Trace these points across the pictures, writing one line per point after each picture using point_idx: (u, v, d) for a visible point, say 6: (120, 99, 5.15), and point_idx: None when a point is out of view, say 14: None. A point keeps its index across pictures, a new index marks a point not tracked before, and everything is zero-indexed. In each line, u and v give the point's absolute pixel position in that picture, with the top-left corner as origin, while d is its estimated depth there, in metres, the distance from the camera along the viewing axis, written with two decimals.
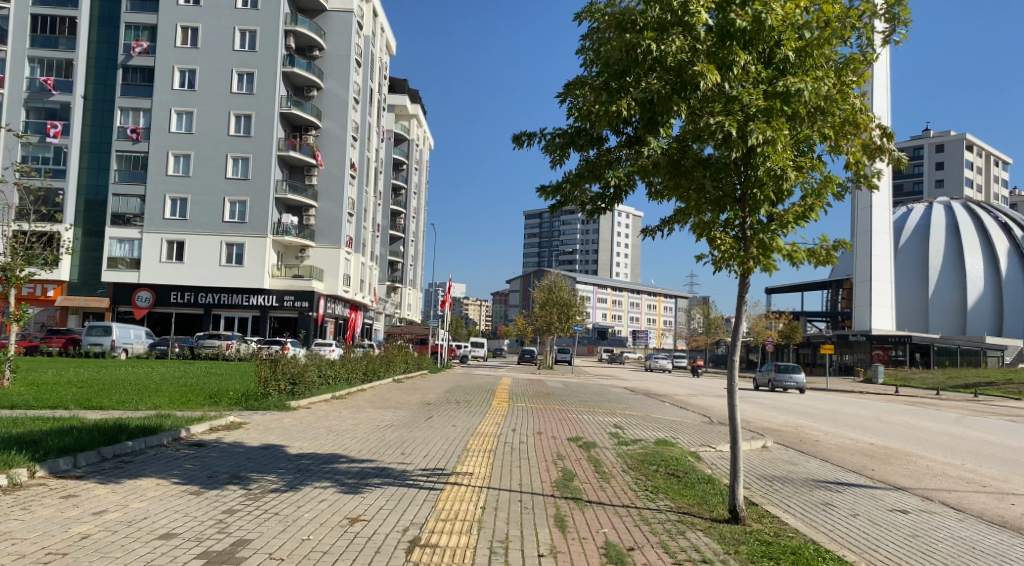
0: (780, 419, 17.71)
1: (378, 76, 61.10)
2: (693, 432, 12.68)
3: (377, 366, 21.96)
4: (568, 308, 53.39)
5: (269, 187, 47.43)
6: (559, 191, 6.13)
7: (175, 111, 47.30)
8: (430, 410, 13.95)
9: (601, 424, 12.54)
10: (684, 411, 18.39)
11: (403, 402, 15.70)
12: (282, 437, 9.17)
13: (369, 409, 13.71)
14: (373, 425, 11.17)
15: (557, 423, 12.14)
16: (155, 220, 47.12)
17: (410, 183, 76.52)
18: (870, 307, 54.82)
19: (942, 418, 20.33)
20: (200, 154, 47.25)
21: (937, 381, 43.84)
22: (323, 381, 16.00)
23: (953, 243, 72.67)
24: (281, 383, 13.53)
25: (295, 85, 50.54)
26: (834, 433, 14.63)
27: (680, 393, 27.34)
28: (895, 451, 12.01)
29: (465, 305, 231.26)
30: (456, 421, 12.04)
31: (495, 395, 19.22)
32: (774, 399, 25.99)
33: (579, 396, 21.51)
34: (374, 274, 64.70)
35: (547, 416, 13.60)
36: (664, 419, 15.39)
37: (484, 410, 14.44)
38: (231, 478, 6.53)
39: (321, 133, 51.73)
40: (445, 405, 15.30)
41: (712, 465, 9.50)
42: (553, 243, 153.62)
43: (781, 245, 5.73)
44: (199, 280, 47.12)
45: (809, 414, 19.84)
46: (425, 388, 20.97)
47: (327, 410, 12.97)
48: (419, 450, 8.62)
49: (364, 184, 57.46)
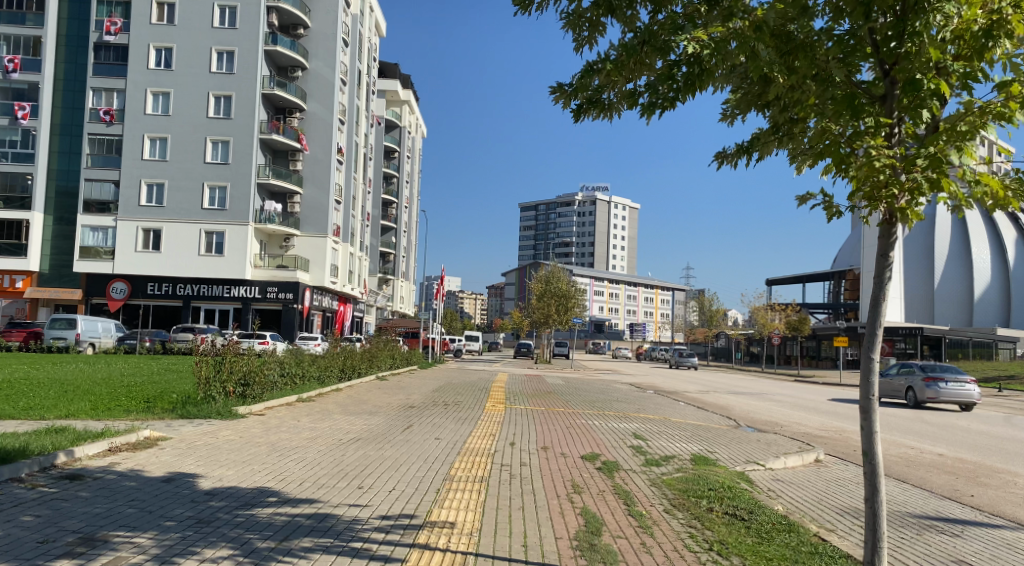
0: (815, 421, 15.47)
1: (367, 57, 58.34)
2: (729, 443, 10.40)
3: (359, 362, 19.64)
4: (566, 299, 51.19)
5: (251, 172, 44.84)
6: (587, 79, 3.82)
7: (151, 92, 44.65)
8: (410, 417, 11.62)
9: (618, 434, 10.25)
10: (704, 413, 16.15)
11: (379, 405, 13.40)
12: (200, 462, 6.80)
13: (335, 415, 11.36)
14: (332, 439, 8.86)
15: (565, 434, 9.86)
16: (130, 207, 44.51)
17: (402, 172, 73.95)
18: (879, 299, 55.14)
19: (990, 418, 18.15)
20: (178, 138, 44.62)
21: None
22: (286, 380, 13.69)
23: (960, 233, 70.54)
24: (229, 384, 11.17)
25: (278, 65, 47.90)
26: (889, 440, 12.38)
27: (689, 390, 25.15)
28: (979, 466, 9.76)
29: (460, 298, 229.68)
30: (440, 432, 9.74)
31: (489, 395, 16.86)
32: (796, 397, 23.79)
33: (583, 395, 19.24)
34: (364, 265, 62.32)
35: (552, 424, 11.29)
36: (688, 423, 13.12)
37: (475, 416, 12.12)
38: (72, 545, 4.15)
39: (306, 116, 49.13)
40: (429, 410, 12.94)
41: (773, 495, 7.18)
42: (549, 234, 151.31)
43: (963, 172, 3.42)
44: (177, 270, 44.65)
45: (843, 414, 17.64)
46: (411, 387, 18.65)
47: (280, 417, 10.62)
48: (385, 482, 6.30)
49: (352, 169, 54.89)
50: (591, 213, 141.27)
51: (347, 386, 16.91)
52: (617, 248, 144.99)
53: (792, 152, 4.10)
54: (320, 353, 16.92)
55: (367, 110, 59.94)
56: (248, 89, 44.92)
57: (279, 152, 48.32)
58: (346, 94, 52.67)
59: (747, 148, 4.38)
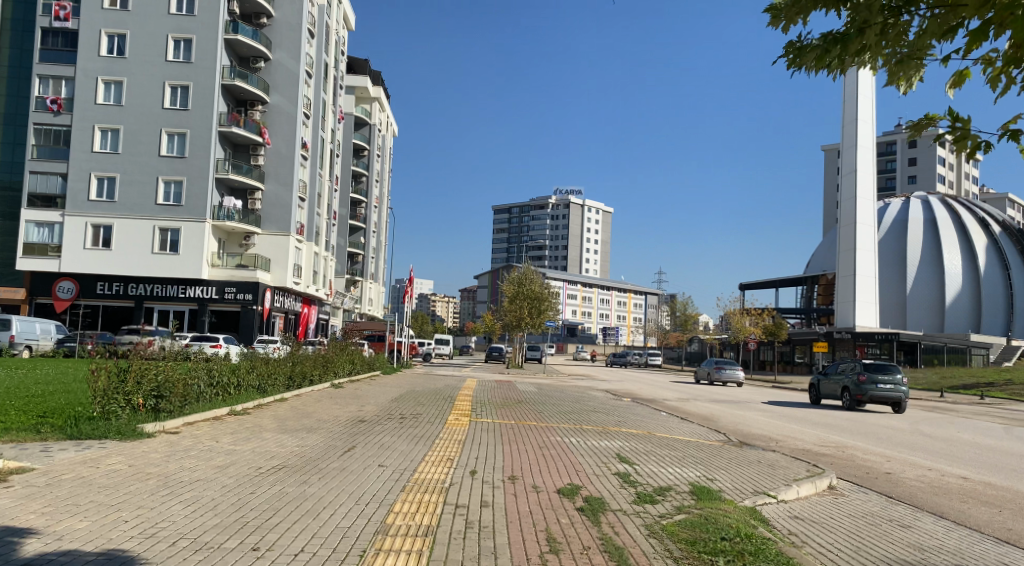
0: (811, 436, 14.21)
1: (334, 50, 56.33)
2: (732, 466, 8.96)
3: (309, 368, 17.78)
4: (541, 302, 49.94)
5: (209, 166, 42.37)
6: None
7: (102, 80, 41.98)
8: (356, 435, 9.91)
9: (601, 457, 8.74)
10: (690, 426, 14.72)
11: (323, 420, 11.63)
12: (43, 511, 4.97)
13: (264, 433, 9.56)
14: (248, 468, 7.08)
15: (537, 458, 8.37)
16: (78, 201, 41.69)
17: (371, 171, 71.90)
18: (854, 303, 54.60)
19: (987, 429, 17.24)
20: (131, 129, 41.94)
21: (931, 382, 41.48)
22: (216, 390, 11.82)
23: (931, 238, 72.06)
24: (142, 395, 9.32)
25: (239, 55, 45.66)
26: (901, 459, 11.13)
27: (669, 397, 23.87)
28: (1013, 494, 8.51)
29: (431, 301, 227.99)
30: (386, 456, 8.05)
31: (453, 405, 15.22)
32: (780, 405, 22.75)
33: (557, 404, 17.66)
34: (331, 265, 60.10)
35: (523, 443, 9.77)
36: (676, 440, 11.60)
37: (434, 432, 10.48)
38: None
39: (268, 109, 46.95)
40: (381, 425, 11.21)
41: (803, 544, 5.67)
42: (523, 237, 150.05)
43: None
44: (129, 269, 41.97)
45: (835, 426, 16.49)
46: (368, 396, 16.90)
47: (194, 437, 8.80)
48: (296, 540, 4.64)
49: (318, 166, 52.68)
50: (564, 216, 140.87)
51: (292, 396, 15.10)
52: (590, 252, 144.42)
53: (893, 67, 3.00)
54: (261, 356, 15.08)
55: (334, 106, 57.88)
56: (207, 79, 42.55)
57: (240, 146, 46.03)
58: (312, 88, 50.58)
59: (838, 48, 3.02)
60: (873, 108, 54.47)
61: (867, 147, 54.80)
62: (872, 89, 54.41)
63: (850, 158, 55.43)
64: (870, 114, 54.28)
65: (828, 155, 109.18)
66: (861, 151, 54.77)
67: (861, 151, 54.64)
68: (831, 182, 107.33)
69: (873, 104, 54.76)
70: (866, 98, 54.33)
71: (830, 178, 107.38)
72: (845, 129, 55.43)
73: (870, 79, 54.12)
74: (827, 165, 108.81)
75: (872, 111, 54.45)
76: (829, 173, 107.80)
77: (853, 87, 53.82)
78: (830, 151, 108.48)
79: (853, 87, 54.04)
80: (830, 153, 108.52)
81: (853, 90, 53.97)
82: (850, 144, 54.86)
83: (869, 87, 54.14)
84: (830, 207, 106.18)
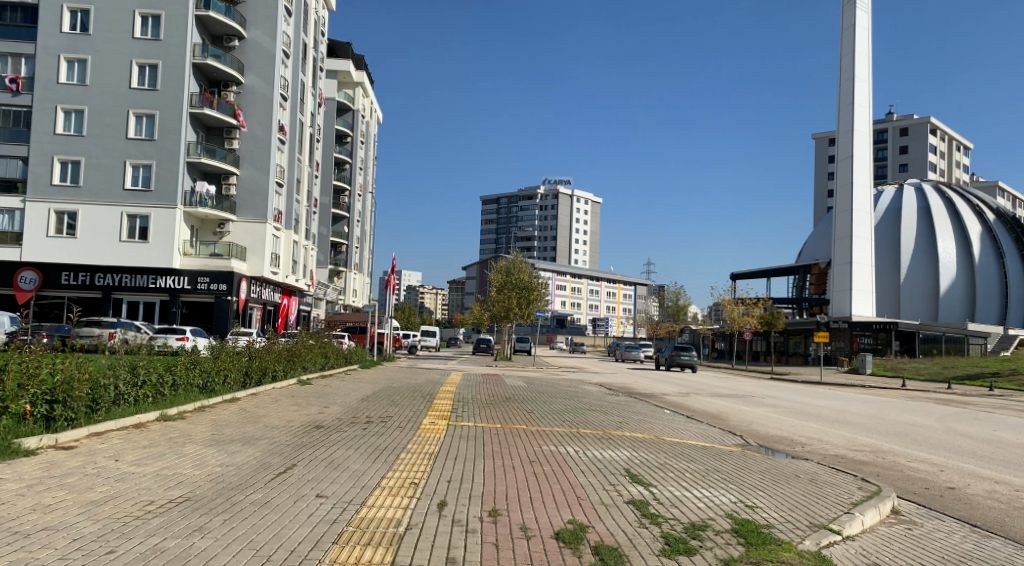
0: (839, 439, 12.60)
1: (313, 30, 53.93)
2: (772, 489, 7.17)
3: (271, 363, 15.79)
4: (529, 292, 48.06)
5: (181, 150, 39.82)
6: None
7: (65, 58, 39.31)
8: (305, 448, 8.02)
9: (609, 478, 6.89)
10: (700, 427, 13.03)
11: (272, 427, 9.68)
12: None
13: (184, 448, 7.59)
14: (133, 504, 5.13)
15: (528, 481, 6.54)
16: (39, 186, 38.95)
17: (355, 158, 69.58)
18: (851, 292, 53.23)
19: (1016, 425, 15.82)
20: (96, 109, 39.27)
21: (936, 373, 40.16)
22: (143, 392, 9.77)
23: (925, 226, 70.86)
24: (28, 400, 7.29)
25: (212, 33, 43.33)
26: (958, 469, 9.47)
27: (669, 392, 22.14)
28: None
29: (419, 292, 226.71)
30: (330, 482, 6.18)
31: (432, 405, 13.30)
32: (787, 401, 21.23)
33: (550, 402, 15.79)
34: (312, 255, 58.00)
35: (509, 456, 7.93)
36: (693, 449, 9.77)
37: (403, 442, 8.63)
38: None
39: (243, 89, 44.58)
40: (341, 434, 9.33)
41: None
42: (512, 227, 148.01)
43: None
44: (95, 257, 39.40)
45: (857, 425, 14.93)
46: (337, 395, 15.01)
47: (86, 454, 6.77)
48: None
49: (296, 150, 50.36)
50: (554, 207, 139.16)
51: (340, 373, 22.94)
52: (579, 243, 142.71)
53: None
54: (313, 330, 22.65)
55: (314, 88, 55.56)
56: (177, 57, 39.99)
57: (214, 129, 43.49)
58: (289, 68, 48.21)
59: None
60: (870, 92, 53.40)
61: (865, 132, 53.55)
62: (869, 72, 53.17)
63: (846, 144, 54.09)
64: (867, 98, 53.15)
65: (819, 144, 108.17)
66: (858, 135, 53.34)
67: (858, 135, 53.27)
68: (822, 171, 106.30)
69: (870, 87, 53.52)
70: (863, 82, 53.11)
71: (821, 167, 106.36)
72: (841, 114, 54.26)
73: (867, 62, 52.85)
74: (818, 154, 107.76)
75: (869, 95, 53.29)
76: (820, 161, 106.76)
77: (849, 70, 52.54)
78: (821, 139, 107.48)
79: (849, 70, 52.65)
80: (822, 141, 107.51)
81: (850, 74, 52.69)
82: (845, 129, 53.57)
83: (866, 71, 52.85)
84: (822, 195, 105.15)
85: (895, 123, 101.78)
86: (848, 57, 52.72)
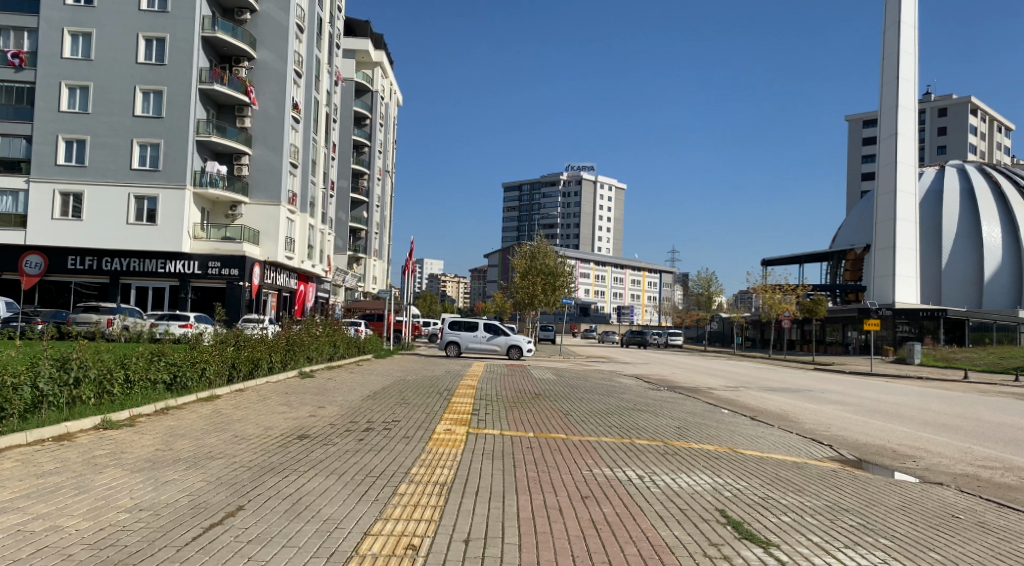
0: (952, 449, 10.25)
1: (328, 5, 51.65)
2: (950, 551, 4.78)
3: (264, 354, 13.67)
4: (553, 278, 45.75)
5: (189, 128, 37.99)
6: None
7: (68, 32, 37.55)
8: (267, 475, 5.79)
9: (705, 536, 4.56)
10: (777, 433, 10.72)
11: (239, 438, 7.49)
12: None
13: (96, 477, 5.36)
14: None
15: (581, 545, 4.20)
16: (45, 166, 37.41)
17: (373, 142, 67.53)
18: (894, 279, 50.22)
19: None
20: (102, 86, 37.54)
21: (993, 364, 37.20)
22: (82, 392, 7.71)
23: (969, 209, 67.06)
24: None
25: (223, 6, 41.60)
26: None
27: (713, 387, 19.67)
28: None
29: (441, 280, 224.88)
30: (273, 550, 3.89)
31: (448, 405, 11.13)
32: (850, 397, 18.81)
33: (586, 400, 13.47)
34: (329, 240, 56.29)
35: (546, 489, 5.60)
36: (792, 472, 7.40)
37: (406, 463, 6.45)
38: None
39: (255, 65, 42.58)
40: (329, 448, 7.17)
41: None
42: (533, 215, 145.37)
43: None
44: (102, 241, 37.87)
45: (956, 429, 12.54)
46: (339, 390, 12.97)
47: None
48: None
49: (312, 130, 48.30)
50: (576, 193, 136.18)
51: (523, 340, 30.64)
52: (602, 230, 139.66)
53: None
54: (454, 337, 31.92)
55: (330, 65, 53.37)
56: (185, 30, 38.02)
57: (225, 106, 41.68)
58: (303, 44, 46.06)
59: None
60: (916, 65, 49.67)
61: (909, 108, 50.06)
62: (915, 45, 49.48)
63: (889, 122, 50.74)
64: (913, 72, 49.49)
65: (852, 125, 103.61)
66: (903, 112, 49.91)
67: (903, 112, 49.80)
68: (856, 154, 102.01)
69: (916, 60, 49.80)
70: (909, 55, 49.42)
71: (855, 150, 102.08)
72: (884, 89, 50.73)
73: (913, 33, 49.19)
74: (851, 136, 103.30)
75: (914, 69, 49.64)
76: (853, 144, 102.25)
77: (893, 42, 48.90)
78: (854, 122, 102.88)
79: (894, 42, 49.05)
80: (855, 123, 103.02)
81: (893, 46, 49.05)
82: (889, 105, 50.06)
83: (912, 43, 49.13)
84: (855, 179, 100.85)
85: (933, 104, 97.04)
86: (892, 29, 49.16)
